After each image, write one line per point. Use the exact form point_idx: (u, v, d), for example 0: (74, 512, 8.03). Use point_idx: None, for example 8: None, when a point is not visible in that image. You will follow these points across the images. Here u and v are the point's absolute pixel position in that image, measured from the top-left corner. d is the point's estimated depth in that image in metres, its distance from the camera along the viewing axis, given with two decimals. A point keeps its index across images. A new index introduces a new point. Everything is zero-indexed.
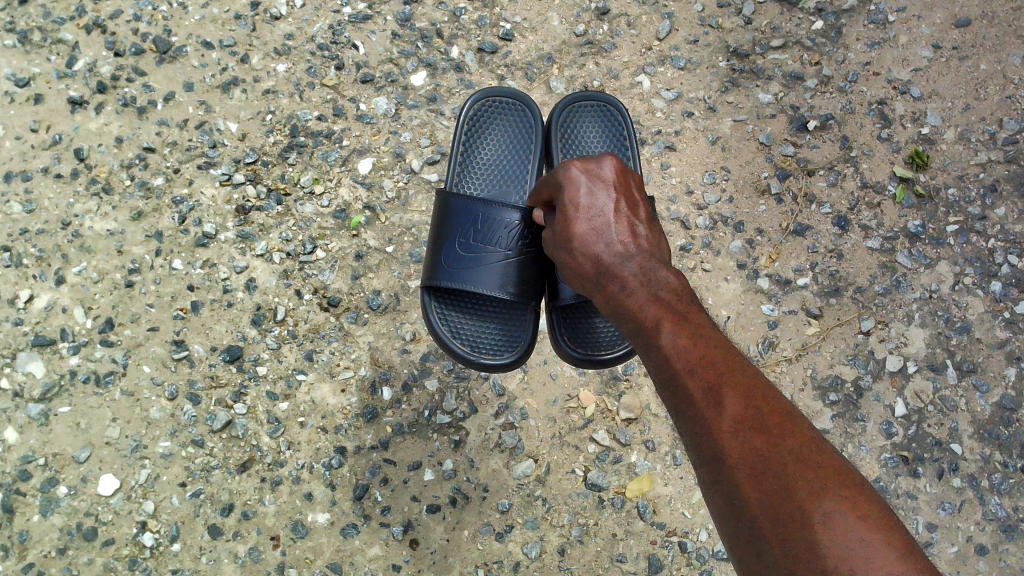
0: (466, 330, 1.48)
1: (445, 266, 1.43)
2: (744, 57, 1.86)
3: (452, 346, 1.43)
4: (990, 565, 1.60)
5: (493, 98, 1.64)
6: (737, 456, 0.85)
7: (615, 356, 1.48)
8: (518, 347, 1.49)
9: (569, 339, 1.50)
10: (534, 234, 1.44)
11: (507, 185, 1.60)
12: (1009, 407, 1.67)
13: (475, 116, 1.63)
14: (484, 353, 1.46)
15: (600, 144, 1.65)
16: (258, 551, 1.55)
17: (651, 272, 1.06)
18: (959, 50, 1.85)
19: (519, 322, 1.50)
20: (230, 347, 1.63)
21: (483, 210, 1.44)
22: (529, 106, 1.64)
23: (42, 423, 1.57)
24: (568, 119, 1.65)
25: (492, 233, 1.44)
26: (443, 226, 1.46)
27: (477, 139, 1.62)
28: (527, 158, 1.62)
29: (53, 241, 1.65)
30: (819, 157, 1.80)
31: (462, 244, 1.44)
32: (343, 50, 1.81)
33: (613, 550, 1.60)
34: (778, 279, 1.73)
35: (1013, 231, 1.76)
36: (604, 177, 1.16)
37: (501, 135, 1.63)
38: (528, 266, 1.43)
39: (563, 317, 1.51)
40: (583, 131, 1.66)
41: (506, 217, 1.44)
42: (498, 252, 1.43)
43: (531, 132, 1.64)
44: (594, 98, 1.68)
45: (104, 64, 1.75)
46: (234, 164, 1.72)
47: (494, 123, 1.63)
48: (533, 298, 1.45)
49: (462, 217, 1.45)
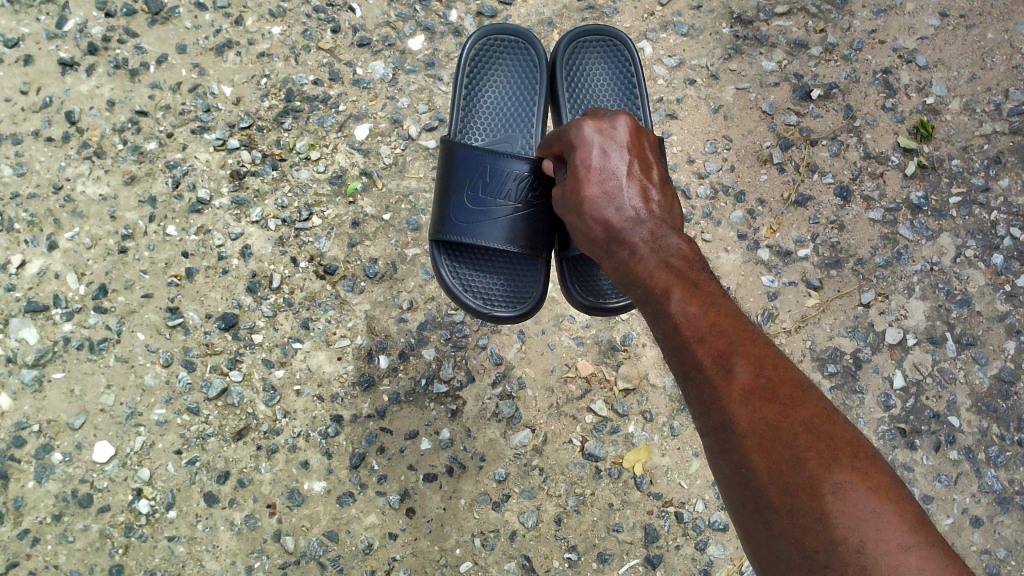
0: (477, 284, 1.47)
1: (454, 219, 1.41)
2: (749, 24, 1.83)
3: (464, 300, 1.43)
4: (985, 537, 1.61)
5: (495, 37, 1.61)
6: (746, 424, 0.84)
7: (623, 304, 1.46)
8: (530, 299, 1.48)
9: (579, 288, 1.49)
10: (543, 184, 1.42)
11: (512, 129, 1.57)
12: (1008, 380, 1.67)
13: (477, 57, 1.59)
14: (497, 306, 1.46)
15: (606, 83, 1.63)
16: (255, 519, 1.55)
17: (661, 237, 1.05)
18: (966, 19, 1.82)
19: (530, 273, 1.49)
20: (225, 314, 1.62)
21: (491, 161, 1.42)
22: (532, 44, 1.60)
23: (36, 389, 1.56)
24: (572, 57, 1.63)
25: (501, 185, 1.41)
26: (449, 177, 1.43)
27: (481, 80, 1.59)
28: (533, 98, 1.59)
29: (45, 206, 1.63)
30: (822, 126, 1.78)
31: (470, 197, 1.41)
32: (339, 13, 1.78)
33: (610, 520, 1.60)
34: (778, 250, 1.72)
35: (1016, 204, 1.75)
36: (617, 138, 1.15)
37: (504, 76, 1.60)
38: (538, 218, 1.42)
39: (573, 266, 1.49)
40: (589, 69, 1.64)
41: (515, 168, 1.42)
42: (507, 205, 1.41)
43: (535, 72, 1.60)
44: (599, 32, 1.65)
45: (95, 24, 1.71)
46: (228, 129, 1.70)
47: (498, 64, 1.60)
48: (544, 249, 1.43)
49: (469, 168, 1.42)
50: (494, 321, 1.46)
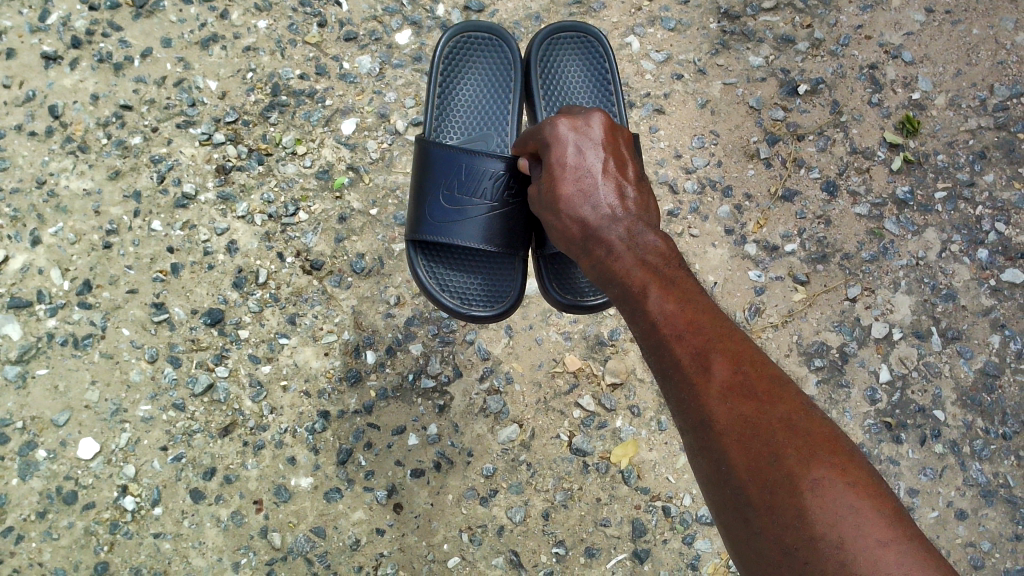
0: (455, 284, 1.47)
1: (430, 218, 1.41)
2: (736, 19, 1.83)
3: (442, 300, 1.43)
4: (969, 529, 1.62)
5: (469, 34, 1.60)
6: (724, 422, 0.84)
7: (600, 301, 1.46)
8: (507, 298, 1.48)
9: (557, 285, 1.49)
10: (519, 183, 1.41)
11: (488, 127, 1.57)
12: (993, 374, 1.68)
13: (452, 55, 1.59)
14: (474, 305, 1.46)
15: (581, 80, 1.63)
16: (241, 515, 1.54)
17: (638, 234, 1.05)
18: (951, 14, 1.83)
19: (508, 272, 1.50)
20: (211, 310, 1.61)
21: (467, 159, 1.41)
22: (507, 42, 1.60)
23: (20, 385, 1.55)
24: (547, 53, 1.62)
25: (477, 183, 1.41)
26: (425, 177, 1.43)
27: (455, 79, 1.58)
28: (508, 97, 1.58)
29: (28, 201, 1.62)
30: (809, 122, 1.78)
31: (446, 196, 1.41)
32: (326, 7, 1.77)
33: (598, 515, 1.60)
34: (765, 245, 1.72)
35: (1001, 199, 1.75)
36: (593, 135, 1.14)
37: (479, 74, 1.59)
38: (514, 218, 1.42)
39: (550, 263, 1.49)
40: (564, 67, 1.63)
41: (490, 166, 1.41)
42: (484, 204, 1.40)
43: (509, 70, 1.60)
44: (573, 29, 1.64)
45: (78, 18, 1.69)
46: (214, 123, 1.69)
47: (471, 62, 1.60)
48: (520, 247, 1.43)
49: (445, 167, 1.42)
50: (472, 321, 1.46)
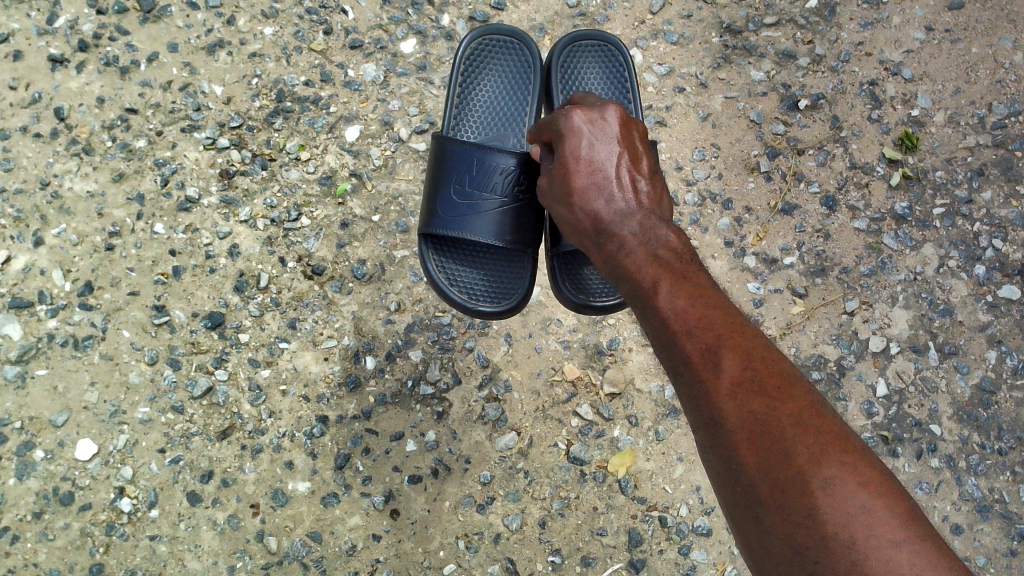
0: (463, 278, 1.48)
1: (441, 212, 1.42)
2: (738, 33, 1.84)
3: (449, 294, 1.44)
4: (965, 544, 1.62)
5: (491, 36, 1.62)
6: (735, 419, 0.85)
7: (612, 303, 1.47)
8: (513, 295, 1.49)
9: (570, 285, 1.50)
10: (529, 180, 1.43)
11: (504, 128, 1.59)
12: (989, 389, 1.69)
13: (472, 56, 1.61)
14: (481, 301, 1.47)
15: (600, 86, 1.64)
16: (237, 519, 1.54)
17: (648, 228, 1.06)
18: (951, 33, 1.85)
19: (516, 270, 1.50)
20: (212, 313, 1.61)
21: (479, 155, 1.43)
22: (526, 45, 1.62)
23: (19, 386, 1.55)
24: (568, 59, 1.64)
25: (488, 179, 1.42)
26: (438, 171, 1.44)
27: (474, 79, 1.60)
28: (526, 100, 1.60)
29: (31, 202, 1.62)
30: (808, 136, 1.80)
31: (457, 191, 1.42)
32: (331, 14, 1.78)
33: (594, 524, 1.60)
34: (764, 257, 1.73)
35: (998, 216, 1.77)
36: (607, 130, 1.15)
37: (497, 75, 1.61)
38: (524, 215, 1.43)
39: (563, 263, 1.50)
40: (584, 73, 1.65)
41: (503, 162, 1.42)
42: (494, 200, 1.41)
43: (529, 73, 1.62)
44: (595, 37, 1.66)
45: (85, 21, 1.71)
46: (219, 128, 1.70)
47: (490, 63, 1.61)
48: (531, 245, 1.44)
49: (457, 161, 1.43)
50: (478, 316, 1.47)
